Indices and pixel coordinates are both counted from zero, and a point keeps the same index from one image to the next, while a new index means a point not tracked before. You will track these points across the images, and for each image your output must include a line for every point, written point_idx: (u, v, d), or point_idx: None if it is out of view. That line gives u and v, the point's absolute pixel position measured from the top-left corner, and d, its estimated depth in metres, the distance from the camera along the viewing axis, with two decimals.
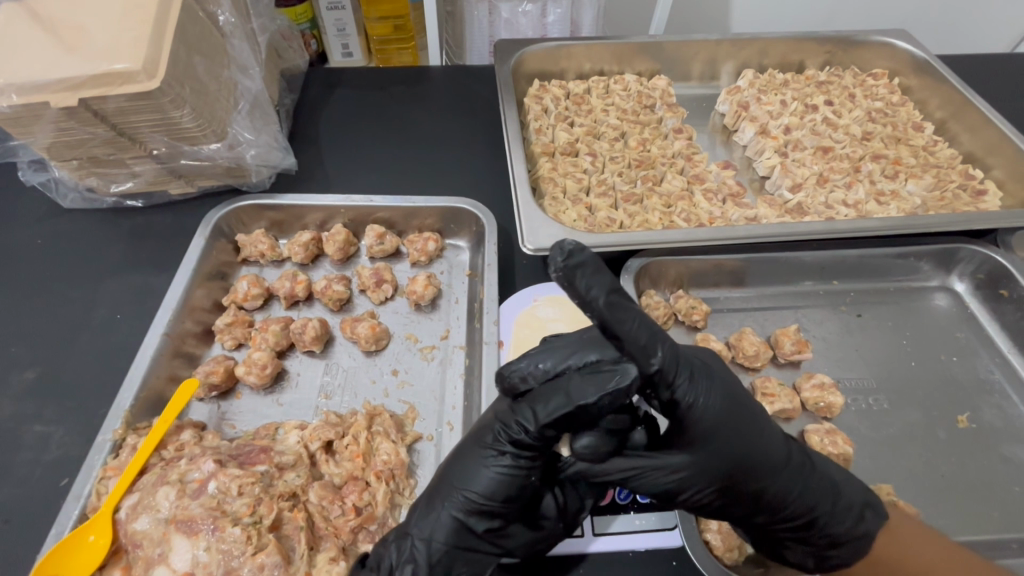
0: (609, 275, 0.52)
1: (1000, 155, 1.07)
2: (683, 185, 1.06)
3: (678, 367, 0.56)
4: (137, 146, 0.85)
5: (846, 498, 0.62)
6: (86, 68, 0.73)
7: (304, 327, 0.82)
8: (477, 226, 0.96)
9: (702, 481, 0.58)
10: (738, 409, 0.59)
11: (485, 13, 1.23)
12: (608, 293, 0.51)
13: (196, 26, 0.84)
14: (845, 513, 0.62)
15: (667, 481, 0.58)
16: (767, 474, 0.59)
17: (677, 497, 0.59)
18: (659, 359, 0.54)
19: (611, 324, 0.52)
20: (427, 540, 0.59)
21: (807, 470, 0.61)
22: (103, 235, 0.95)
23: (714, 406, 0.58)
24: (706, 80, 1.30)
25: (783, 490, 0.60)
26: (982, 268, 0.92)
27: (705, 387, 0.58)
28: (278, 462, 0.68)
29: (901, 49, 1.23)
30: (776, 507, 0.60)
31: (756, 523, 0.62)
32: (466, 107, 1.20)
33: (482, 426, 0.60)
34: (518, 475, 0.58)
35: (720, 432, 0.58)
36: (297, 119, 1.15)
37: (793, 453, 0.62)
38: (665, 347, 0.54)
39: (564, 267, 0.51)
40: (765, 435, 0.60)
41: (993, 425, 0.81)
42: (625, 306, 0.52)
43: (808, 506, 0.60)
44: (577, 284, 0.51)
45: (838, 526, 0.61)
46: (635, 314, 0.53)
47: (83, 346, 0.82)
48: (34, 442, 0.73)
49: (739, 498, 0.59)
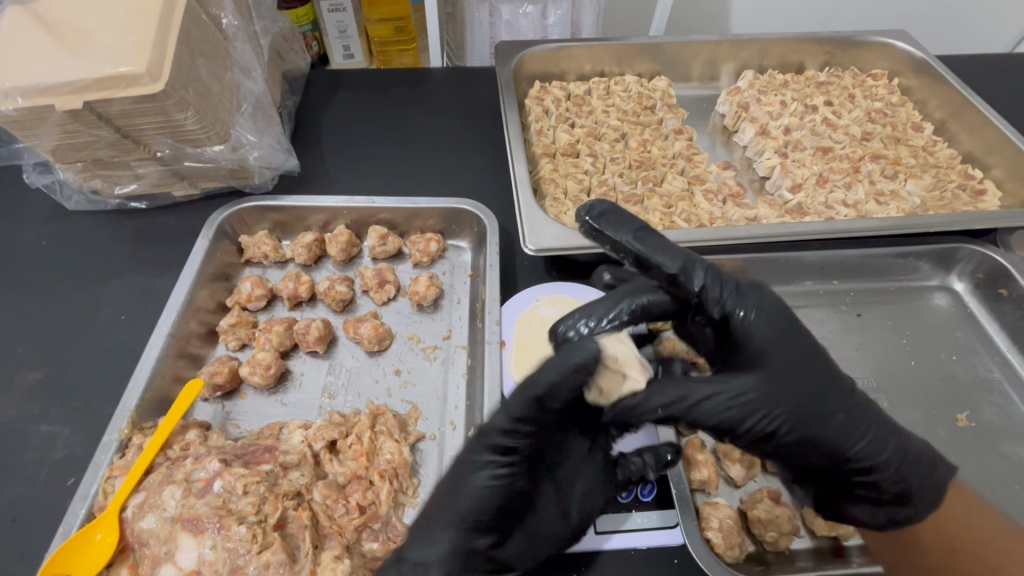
0: (637, 222, 0.64)
1: (1000, 155, 1.07)
2: (684, 185, 1.07)
3: (724, 284, 0.61)
4: (142, 148, 0.86)
5: (915, 449, 0.63)
6: (92, 71, 0.73)
7: (307, 327, 0.83)
8: (479, 226, 0.97)
9: (769, 407, 0.58)
10: (795, 336, 0.61)
11: (486, 15, 1.24)
12: (634, 231, 0.63)
13: (199, 29, 0.85)
14: (915, 465, 0.63)
15: (732, 407, 0.57)
16: (830, 403, 0.60)
17: (743, 426, 0.58)
18: (700, 280, 0.61)
19: (644, 257, 0.62)
20: (428, 566, 0.57)
21: (866, 405, 0.63)
22: (107, 236, 0.96)
23: (768, 328, 0.61)
24: (706, 81, 1.31)
25: (851, 422, 0.60)
26: (981, 268, 0.93)
27: (757, 305, 0.61)
28: (282, 461, 0.69)
29: (901, 49, 1.24)
30: (846, 446, 0.60)
31: (823, 465, 0.61)
32: (468, 108, 1.21)
33: (465, 443, 0.62)
34: (507, 483, 0.60)
35: (780, 352, 0.60)
36: (300, 121, 1.15)
37: (858, 394, 0.62)
38: (703, 267, 0.61)
39: (590, 222, 0.65)
40: (824, 363, 0.62)
41: (993, 423, 0.82)
42: (653, 239, 0.63)
43: (876, 448, 0.61)
44: (605, 232, 0.64)
45: (910, 473, 0.63)
46: (664, 246, 0.62)
47: (88, 347, 0.83)
48: (41, 443, 0.74)
49: (806, 429, 0.59)
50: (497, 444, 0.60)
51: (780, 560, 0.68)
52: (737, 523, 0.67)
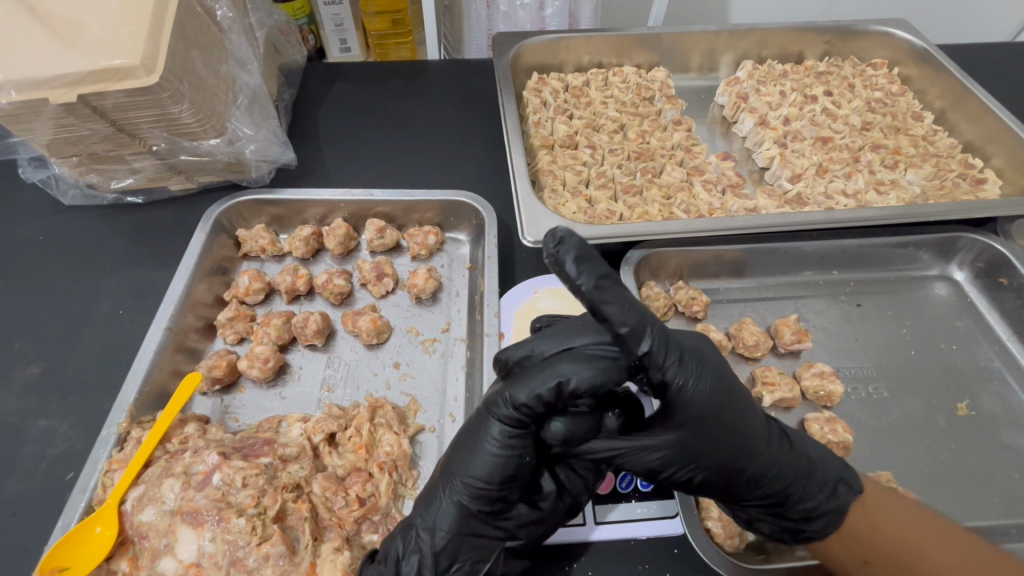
0: (600, 262, 0.54)
1: (1001, 144, 1.07)
2: (683, 176, 1.06)
3: (667, 350, 0.55)
4: (137, 142, 0.85)
5: (819, 476, 0.63)
6: (85, 63, 0.72)
7: (305, 321, 0.83)
8: (477, 218, 0.96)
9: (687, 461, 0.59)
10: (727, 394, 0.59)
11: (484, 7, 1.25)
12: (596, 279, 0.52)
13: (193, 22, 0.84)
14: (817, 490, 0.62)
15: (650, 459, 0.59)
16: (749, 456, 0.60)
17: (661, 474, 0.60)
18: (648, 344, 0.54)
19: (597, 307, 0.52)
20: (433, 529, 0.60)
21: (785, 450, 0.62)
22: (104, 231, 0.95)
23: (705, 393, 0.57)
24: (705, 72, 1.30)
25: (765, 467, 0.60)
26: (981, 257, 0.93)
27: (695, 373, 0.57)
28: (281, 454, 0.69)
29: (901, 39, 1.23)
30: (754, 485, 0.61)
31: (735, 497, 0.62)
32: (465, 101, 1.20)
33: (480, 407, 0.61)
34: (512, 456, 0.59)
35: (710, 415, 0.58)
36: (296, 114, 1.15)
37: (774, 433, 0.62)
38: (654, 331, 0.54)
39: (555, 251, 0.53)
40: (751, 416, 0.61)
41: (992, 412, 0.82)
42: (613, 291, 0.53)
43: (783, 486, 0.61)
44: (568, 268, 0.53)
45: (810, 500, 0.62)
46: (625, 298, 0.53)
47: (86, 341, 0.83)
48: (40, 437, 0.74)
49: (724, 481, 0.60)
50: (507, 415, 0.58)
51: (779, 549, 0.68)
52: (736, 513, 0.68)
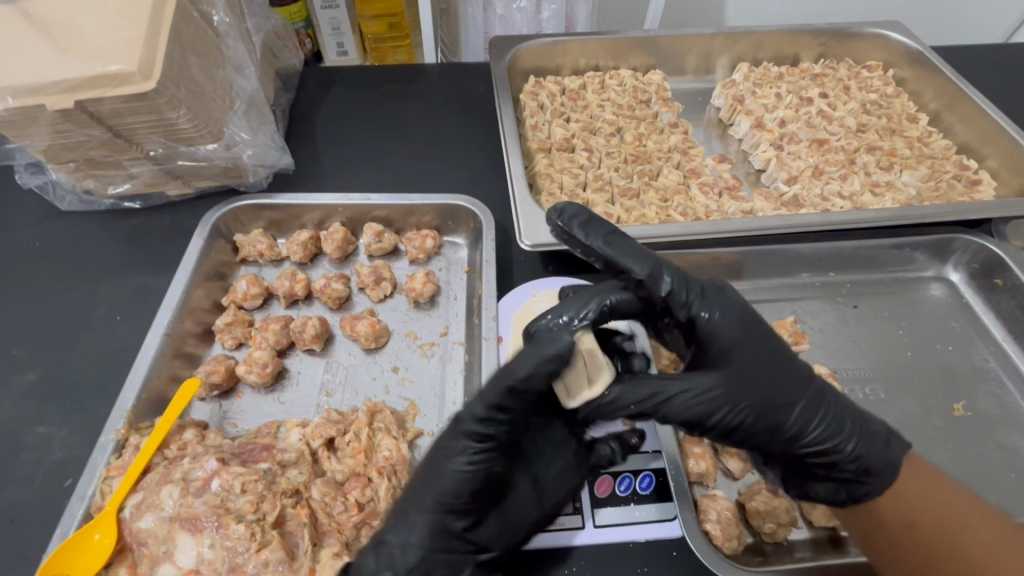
0: (604, 223, 0.66)
1: (995, 145, 1.07)
2: (679, 179, 1.06)
3: (688, 287, 0.61)
4: (135, 148, 0.85)
5: (872, 427, 0.64)
6: (81, 69, 0.72)
7: (304, 325, 0.83)
8: (475, 222, 0.97)
9: (735, 402, 0.59)
10: (758, 332, 0.62)
11: (480, 10, 1.25)
12: (603, 236, 0.64)
13: (190, 27, 0.84)
14: (872, 441, 0.63)
15: (698, 405, 0.59)
16: (790, 395, 0.61)
17: (711, 420, 0.59)
18: (667, 284, 0.60)
19: (614, 258, 0.63)
20: (404, 547, 0.59)
21: (829, 396, 0.63)
22: (101, 237, 0.95)
23: (732, 328, 0.61)
24: (701, 74, 1.31)
25: (812, 411, 0.61)
26: (976, 258, 0.93)
27: (720, 308, 0.61)
28: (280, 459, 0.69)
29: (896, 41, 1.24)
30: (805, 430, 0.61)
31: (786, 445, 0.62)
32: (462, 104, 1.20)
33: (446, 425, 0.63)
34: (480, 467, 0.61)
35: (744, 351, 0.60)
36: (294, 118, 1.15)
37: (817, 378, 0.64)
38: (671, 273, 0.61)
39: (558, 220, 0.67)
40: (786, 357, 0.63)
41: (989, 412, 0.82)
42: (623, 244, 0.63)
43: (834, 431, 0.62)
44: (577, 233, 0.65)
45: (866, 450, 0.62)
46: (633, 250, 0.63)
47: (83, 348, 0.83)
48: (37, 444, 0.74)
49: (770, 423, 0.61)
50: (472, 428, 0.60)
51: (779, 551, 0.68)
52: (735, 515, 0.67)
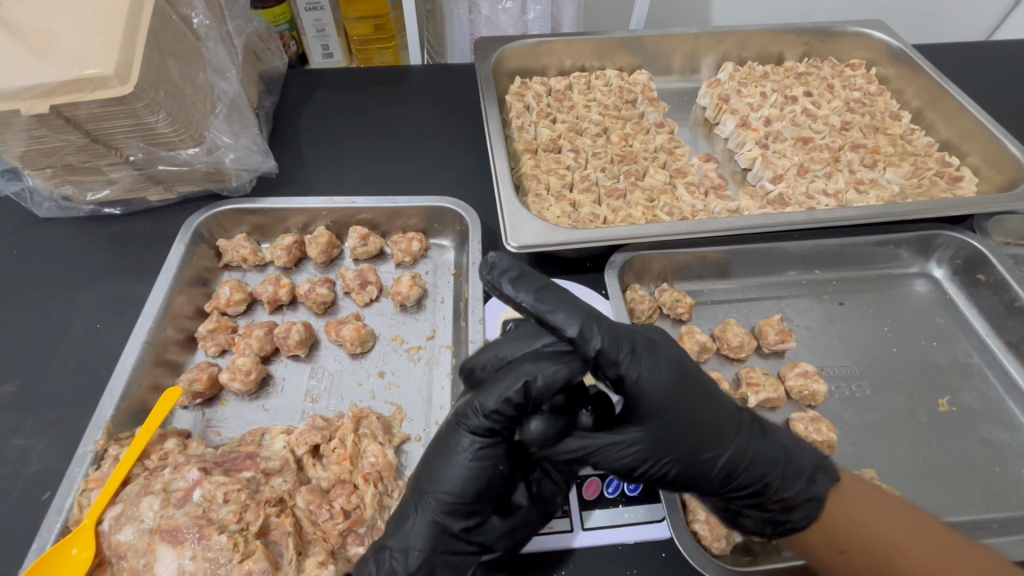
0: (533, 275, 0.58)
1: (976, 142, 1.08)
2: (666, 179, 1.07)
3: (619, 343, 0.55)
4: (114, 153, 0.84)
5: (796, 463, 0.62)
6: (55, 74, 0.71)
7: (288, 331, 0.82)
8: (461, 224, 0.96)
9: (659, 457, 0.58)
10: (688, 381, 0.58)
11: (465, 11, 1.24)
12: (534, 292, 0.56)
13: (168, 30, 0.83)
14: (795, 478, 0.62)
15: (624, 458, 0.57)
16: (717, 447, 0.59)
17: (636, 472, 0.58)
18: (598, 341, 0.54)
19: (543, 316, 0.56)
20: (405, 549, 0.59)
21: (754, 438, 0.61)
22: (81, 244, 0.94)
23: (662, 383, 0.57)
24: (687, 74, 1.31)
25: (738, 456, 0.60)
26: (959, 254, 0.94)
27: (650, 363, 0.57)
28: (264, 468, 0.68)
29: (878, 39, 1.25)
30: (728, 478, 0.60)
31: (713, 489, 0.61)
32: (448, 106, 1.20)
33: (449, 421, 0.60)
34: (485, 466, 0.58)
35: (675, 408, 0.57)
36: (278, 122, 1.14)
37: (743, 419, 0.62)
38: (602, 330, 0.55)
39: (489, 279, 0.57)
40: (713, 402, 0.60)
41: (973, 407, 0.83)
42: (555, 296, 0.56)
43: (759, 475, 0.60)
44: (505, 290, 0.57)
45: (788, 488, 0.61)
46: (567, 302, 0.56)
47: (62, 357, 0.81)
48: (14, 456, 0.72)
49: (696, 474, 0.60)
50: (478, 426, 0.57)
51: (767, 550, 0.68)
52: (723, 515, 0.68)
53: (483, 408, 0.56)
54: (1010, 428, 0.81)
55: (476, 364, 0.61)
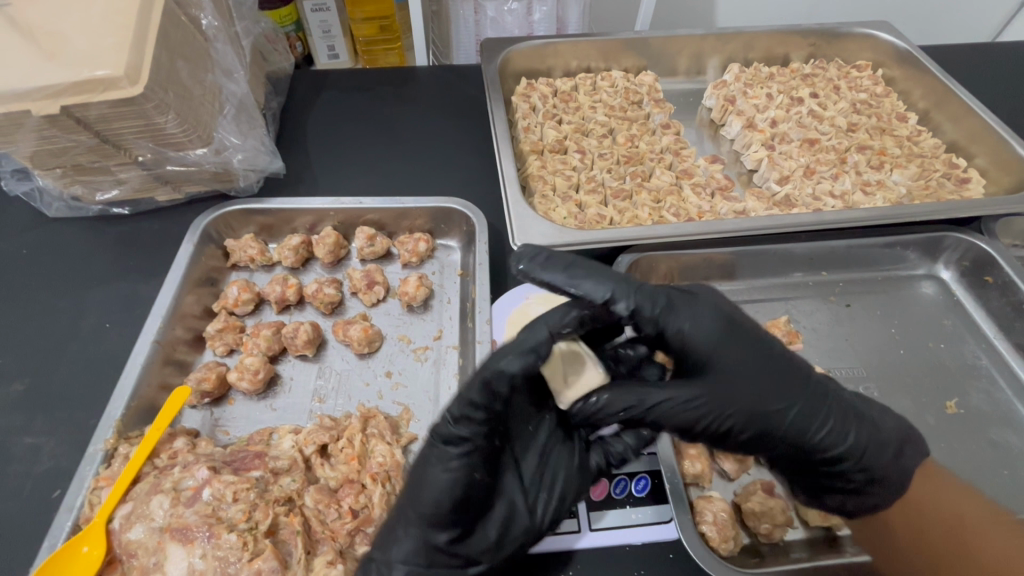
0: (560, 255, 0.61)
1: (984, 144, 1.08)
2: (672, 180, 1.06)
3: (657, 300, 0.61)
4: (123, 153, 0.85)
5: (860, 417, 0.66)
6: (66, 75, 0.71)
7: (296, 331, 0.82)
8: (467, 225, 0.96)
9: (722, 405, 0.61)
10: (731, 326, 0.63)
11: (472, 12, 1.24)
12: (563, 272, 0.59)
13: (178, 31, 0.84)
14: (858, 424, 0.66)
15: (686, 412, 0.61)
16: (773, 392, 0.62)
17: (701, 425, 0.61)
18: (632, 303, 0.59)
19: (575, 292, 0.59)
20: (392, 560, 0.60)
21: (811, 388, 0.64)
22: (89, 244, 0.94)
23: (707, 329, 0.62)
24: (692, 75, 1.31)
25: (795, 403, 0.63)
26: (966, 256, 0.94)
27: (692, 315, 0.62)
28: (272, 467, 0.68)
29: (884, 41, 1.25)
30: (791, 428, 0.63)
31: (780, 441, 0.64)
32: (453, 107, 1.20)
33: (426, 435, 0.60)
34: (460, 477, 0.57)
35: (728, 358, 0.62)
36: (285, 122, 1.14)
37: (796, 368, 0.65)
38: (638, 290, 0.60)
39: (523, 265, 0.61)
40: (765, 351, 0.64)
41: (981, 409, 0.83)
42: (583, 269, 0.59)
43: (823, 422, 0.63)
44: (538, 272, 0.60)
45: (853, 441, 0.65)
46: (598, 272, 0.59)
47: (71, 356, 0.81)
48: (24, 455, 0.72)
49: (759, 421, 0.62)
50: (450, 437, 0.57)
51: (775, 551, 0.68)
52: (730, 516, 0.67)
53: (450, 415, 0.57)
54: (1018, 431, 0.81)
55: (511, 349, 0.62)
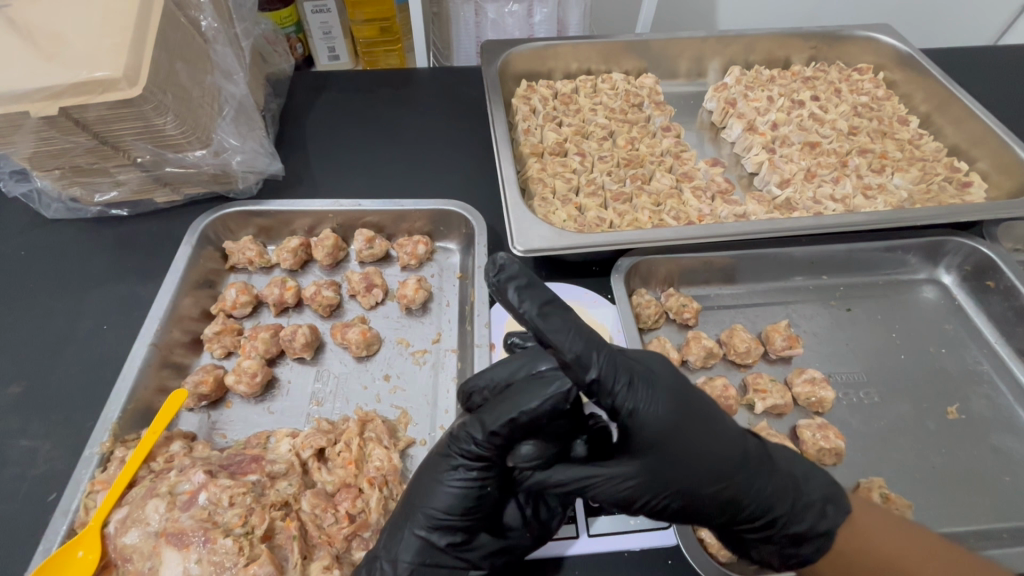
0: (541, 289, 0.56)
1: (985, 147, 1.08)
2: (672, 183, 1.06)
3: (616, 372, 0.54)
4: (122, 154, 0.84)
5: (807, 496, 0.61)
6: (65, 76, 0.71)
7: (293, 334, 0.82)
8: (466, 228, 0.96)
9: (659, 490, 0.56)
10: (686, 408, 0.57)
11: (472, 14, 1.24)
12: (537, 307, 0.54)
13: (177, 33, 0.83)
14: (806, 511, 0.60)
15: (621, 489, 0.56)
16: (723, 479, 0.57)
17: (634, 505, 0.57)
18: (595, 368, 0.53)
19: (544, 335, 0.54)
20: (394, 560, 0.59)
21: (761, 469, 0.59)
22: (87, 246, 0.94)
23: (661, 414, 0.55)
24: (693, 78, 1.31)
25: (743, 490, 0.57)
26: (968, 260, 0.93)
27: (645, 395, 0.55)
28: (269, 471, 0.68)
29: (886, 44, 1.24)
30: (733, 510, 0.58)
31: (721, 522, 0.59)
32: (453, 109, 1.20)
33: (442, 440, 0.60)
34: (474, 487, 0.58)
35: (678, 442, 0.56)
36: (284, 124, 1.14)
37: (750, 449, 0.60)
38: (601, 356, 0.54)
39: (497, 282, 0.56)
40: (720, 434, 0.58)
41: (983, 415, 0.82)
42: (557, 315, 0.54)
43: (768, 507, 0.59)
44: (510, 298, 0.55)
45: (798, 523, 0.60)
46: (569, 324, 0.54)
47: (69, 359, 0.81)
48: (21, 457, 0.72)
49: (702, 504, 0.57)
50: (468, 449, 0.57)
51: None
52: None
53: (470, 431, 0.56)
54: (1019, 436, 0.80)
55: (473, 387, 0.61)
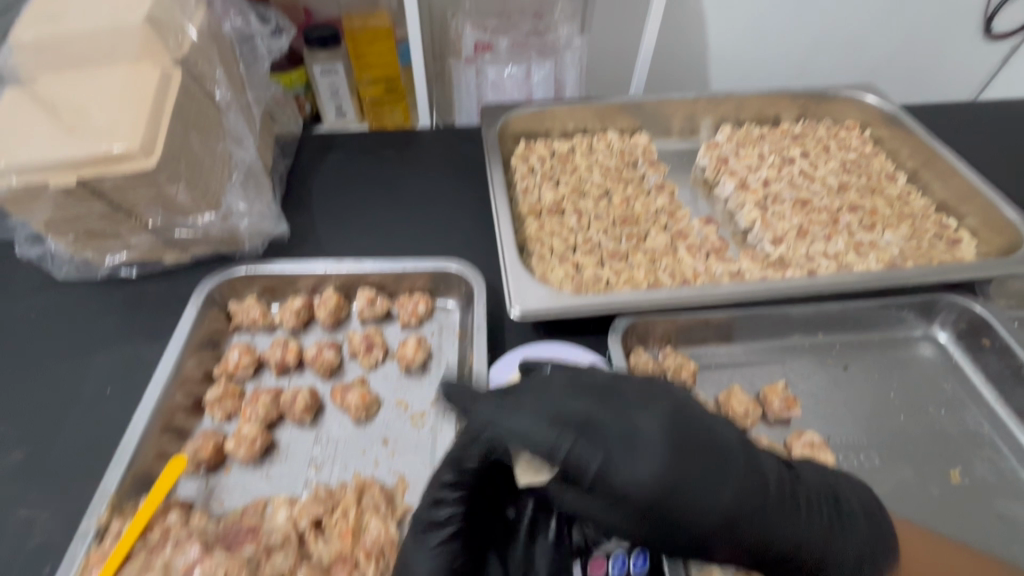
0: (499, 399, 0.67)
1: (972, 204, 1.10)
2: (667, 241, 1.08)
3: (587, 443, 0.62)
4: (133, 219, 0.88)
5: (829, 526, 0.66)
6: (85, 149, 0.75)
7: (295, 396, 0.84)
8: (466, 286, 0.98)
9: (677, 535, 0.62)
10: (688, 458, 0.62)
11: (472, 78, 1.30)
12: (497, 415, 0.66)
13: (194, 105, 0.88)
14: (830, 541, 0.66)
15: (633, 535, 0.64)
16: (737, 520, 0.62)
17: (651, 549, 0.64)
18: (568, 445, 0.61)
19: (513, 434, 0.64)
20: None
21: (774, 506, 0.64)
22: (96, 306, 0.96)
23: (657, 467, 0.61)
24: (686, 134, 1.36)
25: (760, 528, 0.63)
26: (962, 318, 0.94)
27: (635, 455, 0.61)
28: (265, 543, 0.69)
29: (871, 102, 1.29)
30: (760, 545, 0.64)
31: (752, 556, 0.65)
32: (454, 167, 1.24)
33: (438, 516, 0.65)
34: None
35: (692, 492, 0.61)
36: (290, 184, 1.18)
37: (763, 484, 0.65)
38: (569, 433, 0.62)
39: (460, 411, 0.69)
40: (727, 477, 0.63)
41: (986, 479, 0.81)
42: (518, 412, 0.65)
43: (791, 540, 0.65)
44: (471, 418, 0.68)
45: (825, 554, 0.66)
46: (532, 413, 0.64)
47: (72, 423, 0.82)
48: (19, 528, 0.72)
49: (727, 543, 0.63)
50: None
51: None
52: None
53: None
54: None
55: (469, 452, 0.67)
